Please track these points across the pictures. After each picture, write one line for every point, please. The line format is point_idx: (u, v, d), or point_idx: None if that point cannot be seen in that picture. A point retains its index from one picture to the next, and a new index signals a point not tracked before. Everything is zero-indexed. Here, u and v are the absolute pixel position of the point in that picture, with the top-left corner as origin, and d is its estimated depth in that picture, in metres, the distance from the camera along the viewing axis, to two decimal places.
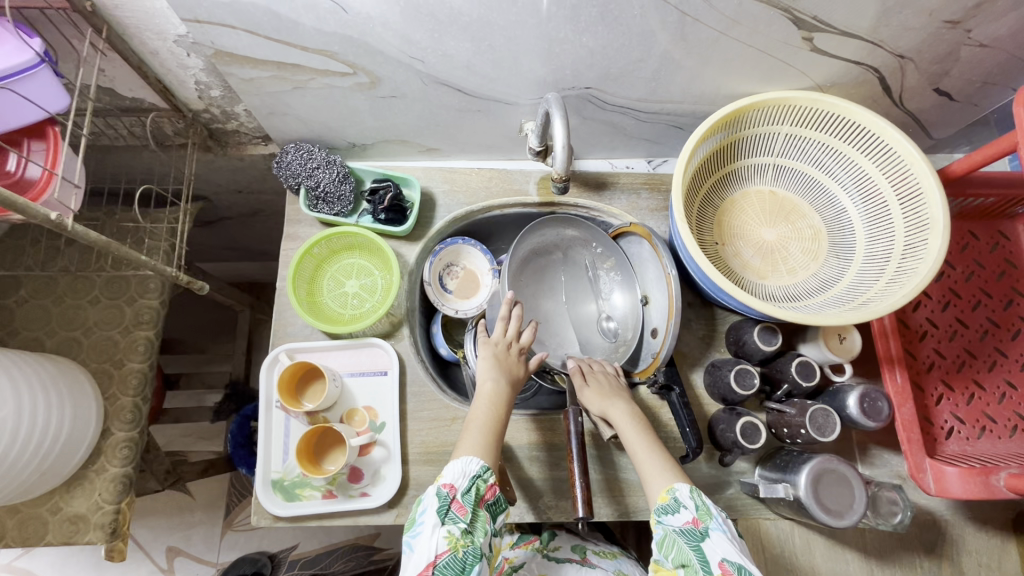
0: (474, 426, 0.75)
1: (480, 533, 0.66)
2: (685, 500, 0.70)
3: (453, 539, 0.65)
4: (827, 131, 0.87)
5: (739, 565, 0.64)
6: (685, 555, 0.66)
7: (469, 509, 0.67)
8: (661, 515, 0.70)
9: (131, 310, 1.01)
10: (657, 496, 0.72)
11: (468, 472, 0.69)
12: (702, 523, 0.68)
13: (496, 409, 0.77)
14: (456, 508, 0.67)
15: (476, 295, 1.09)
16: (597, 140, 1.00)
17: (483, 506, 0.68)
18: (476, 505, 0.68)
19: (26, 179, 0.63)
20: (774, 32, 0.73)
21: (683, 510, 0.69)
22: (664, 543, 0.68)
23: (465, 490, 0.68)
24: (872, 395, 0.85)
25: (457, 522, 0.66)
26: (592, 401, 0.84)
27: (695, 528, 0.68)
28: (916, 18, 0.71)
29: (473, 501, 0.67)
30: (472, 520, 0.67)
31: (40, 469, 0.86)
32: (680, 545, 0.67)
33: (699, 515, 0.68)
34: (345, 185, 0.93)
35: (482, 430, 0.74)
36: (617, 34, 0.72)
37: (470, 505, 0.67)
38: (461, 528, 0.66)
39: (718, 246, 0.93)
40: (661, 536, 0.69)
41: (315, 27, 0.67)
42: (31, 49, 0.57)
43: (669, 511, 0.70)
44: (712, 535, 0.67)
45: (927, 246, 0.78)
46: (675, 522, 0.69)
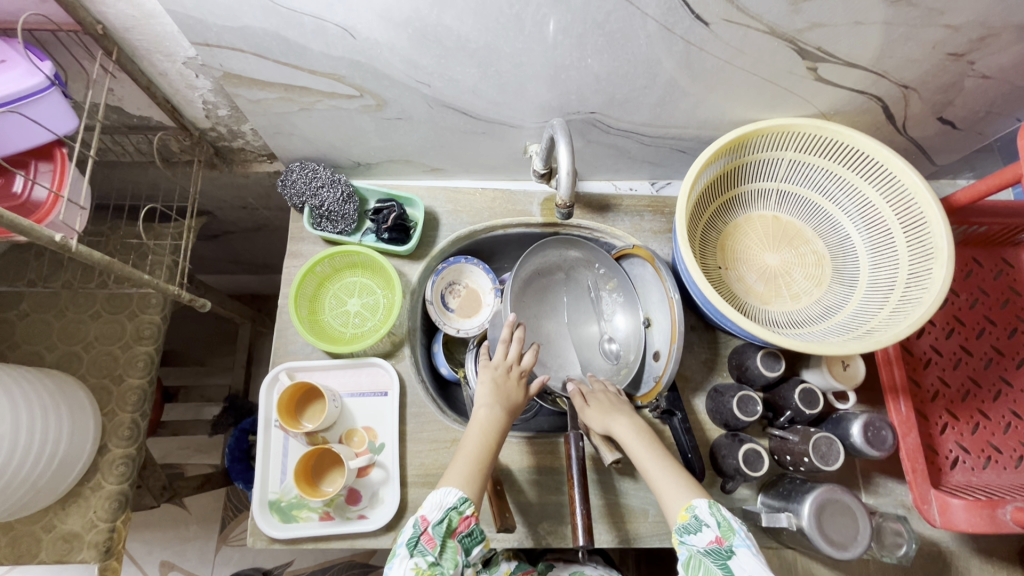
0: (462, 455, 0.74)
1: (449, 564, 0.67)
2: (706, 518, 0.68)
3: (420, 571, 0.65)
4: (831, 158, 0.88)
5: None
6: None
7: (438, 541, 0.67)
8: (683, 535, 0.68)
9: (132, 325, 1.01)
10: (676, 515, 0.70)
11: (444, 505, 0.68)
12: (726, 541, 0.66)
13: (487, 437, 0.76)
14: (426, 540, 0.67)
15: (477, 314, 1.09)
16: (600, 162, 1.01)
17: (455, 538, 0.68)
18: (447, 537, 0.67)
19: (32, 201, 0.63)
20: (778, 61, 0.73)
21: (705, 529, 0.67)
22: (689, 564, 0.67)
23: (437, 522, 0.68)
24: (876, 424, 0.84)
25: (425, 554, 0.67)
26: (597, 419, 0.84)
27: (720, 547, 0.66)
28: (919, 50, 0.72)
29: (445, 533, 0.67)
30: (440, 552, 0.67)
31: (35, 487, 0.85)
32: (707, 566, 0.66)
33: (722, 534, 0.66)
34: (349, 205, 0.94)
35: (468, 461, 0.73)
36: (623, 62, 0.72)
37: (439, 538, 0.67)
38: (429, 561, 0.66)
39: (722, 270, 0.93)
40: (686, 556, 0.68)
41: (323, 51, 0.68)
42: (41, 73, 0.57)
43: (690, 531, 0.68)
44: (739, 553, 0.65)
45: (931, 275, 0.77)
46: (699, 542, 0.67)
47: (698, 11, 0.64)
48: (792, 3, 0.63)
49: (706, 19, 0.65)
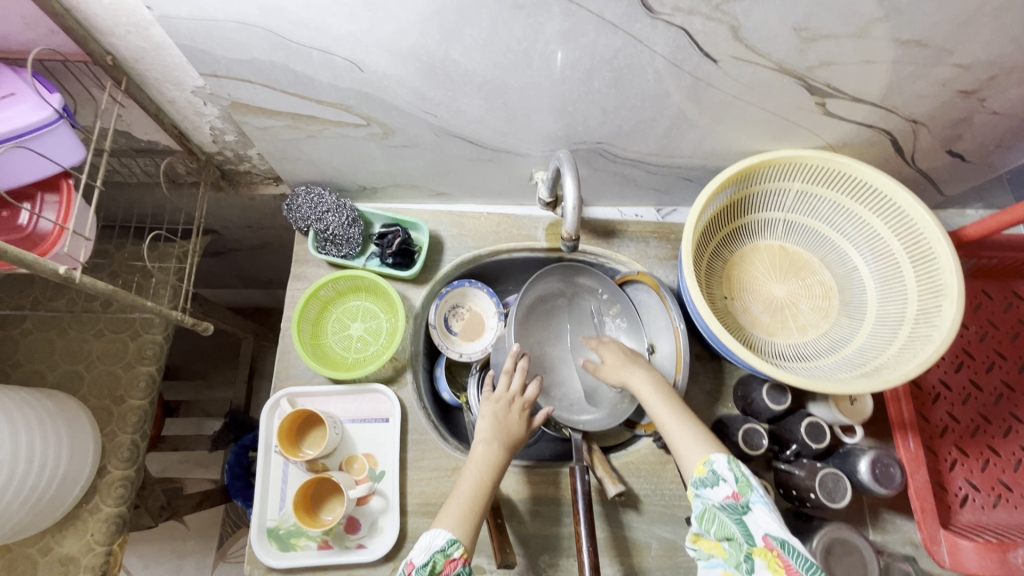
0: (456, 497, 0.74)
1: None
2: (724, 473, 0.68)
3: None
4: (839, 191, 0.87)
5: (782, 540, 0.63)
6: (727, 529, 0.66)
7: None
8: (700, 488, 0.69)
9: (134, 344, 1.01)
10: (693, 468, 0.71)
11: (431, 547, 0.68)
12: (742, 497, 0.67)
13: (483, 476, 0.75)
14: None
15: (481, 337, 1.08)
16: (606, 189, 1.00)
17: None
18: None
19: (38, 232, 0.64)
20: (786, 96, 0.73)
21: (722, 484, 0.68)
22: (704, 516, 0.68)
23: (421, 565, 0.68)
24: (884, 461, 0.82)
25: None
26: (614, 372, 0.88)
27: (735, 503, 0.67)
28: (929, 87, 0.71)
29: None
30: None
31: (33, 512, 0.85)
32: (721, 520, 0.67)
33: (738, 489, 0.67)
34: (354, 229, 0.94)
35: (460, 504, 0.73)
36: (631, 95, 0.72)
37: None
38: None
39: (728, 300, 0.92)
40: (700, 509, 0.69)
41: (331, 83, 0.68)
42: (49, 106, 0.57)
43: (707, 484, 0.69)
44: (754, 509, 0.66)
45: (941, 313, 0.76)
46: (715, 497, 0.68)
47: (706, 49, 0.63)
48: (802, 42, 0.63)
49: (715, 57, 0.65)
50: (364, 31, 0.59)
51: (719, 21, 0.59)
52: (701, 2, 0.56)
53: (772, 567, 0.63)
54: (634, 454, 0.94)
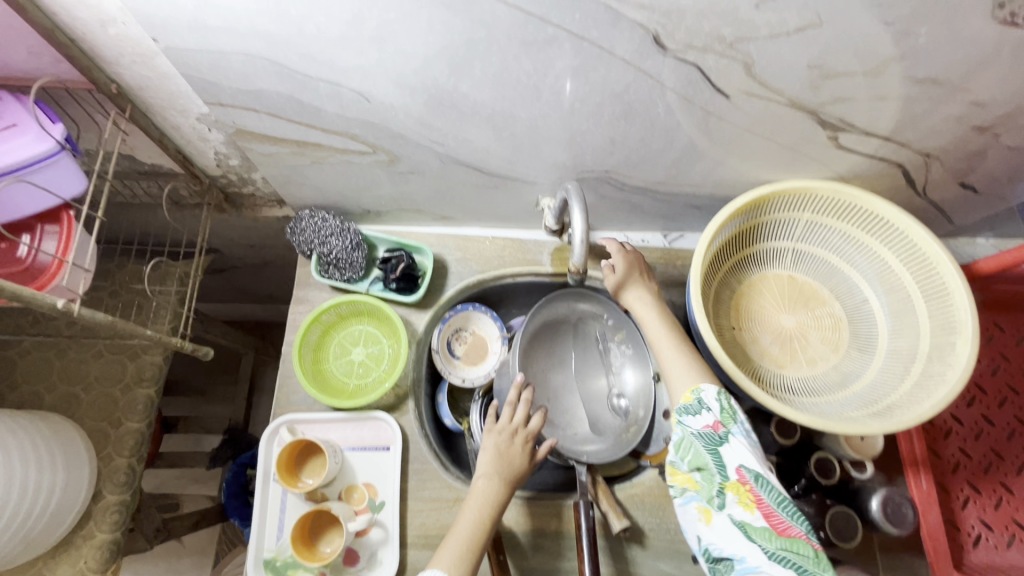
0: (454, 537, 0.72)
1: None
2: (709, 403, 0.67)
3: None
4: (849, 222, 0.86)
5: (756, 475, 0.62)
6: (701, 458, 0.64)
7: None
8: (683, 416, 0.68)
9: (133, 366, 0.99)
10: (681, 397, 0.70)
11: None
12: (723, 428, 0.65)
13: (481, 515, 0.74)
14: None
15: (483, 362, 1.05)
16: (612, 215, 1.00)
17: None
18: None
19: (37, 264, 0.63)
20: (798, 130, 0.72)
21: (705, 413, 0.67)
22: (680, 445, 0.66)
23: None
24: (894, 499, 0.81)
25: None
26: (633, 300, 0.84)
27: (715, 433, 0.65)
28: (943, 123, 0.70)
29: None
30: None
31: (25, 539, 0.83)
32: (697, 449, 0.65)
33: (721, 420, 0.66)
34: (357, 253, 0.93)
35: (457, 546, 0.71)
36: (640, 128, 0.71)
37: None
38: None
39: (736, 330, 0.90)
40: (679, 438, 0.67)
41: (337, 113, 0.67)
42: (50, 138, 0.57)
43: (691, 412, 0.68)
44: (732, 441, 0.64)
45: (955, 352, 0.75)
46: (695, 425, 0.67)
47: (718, 85, 0.63)
48: (815, 79, 0.62)
49: (727, 92, 0.64)
50: (372, 64, 0.59)
51: (733, 59, 0.58)
52: (714, 40, 0.56)
53: (744, 502, 0.60)
54: (639, 486, 0.92)
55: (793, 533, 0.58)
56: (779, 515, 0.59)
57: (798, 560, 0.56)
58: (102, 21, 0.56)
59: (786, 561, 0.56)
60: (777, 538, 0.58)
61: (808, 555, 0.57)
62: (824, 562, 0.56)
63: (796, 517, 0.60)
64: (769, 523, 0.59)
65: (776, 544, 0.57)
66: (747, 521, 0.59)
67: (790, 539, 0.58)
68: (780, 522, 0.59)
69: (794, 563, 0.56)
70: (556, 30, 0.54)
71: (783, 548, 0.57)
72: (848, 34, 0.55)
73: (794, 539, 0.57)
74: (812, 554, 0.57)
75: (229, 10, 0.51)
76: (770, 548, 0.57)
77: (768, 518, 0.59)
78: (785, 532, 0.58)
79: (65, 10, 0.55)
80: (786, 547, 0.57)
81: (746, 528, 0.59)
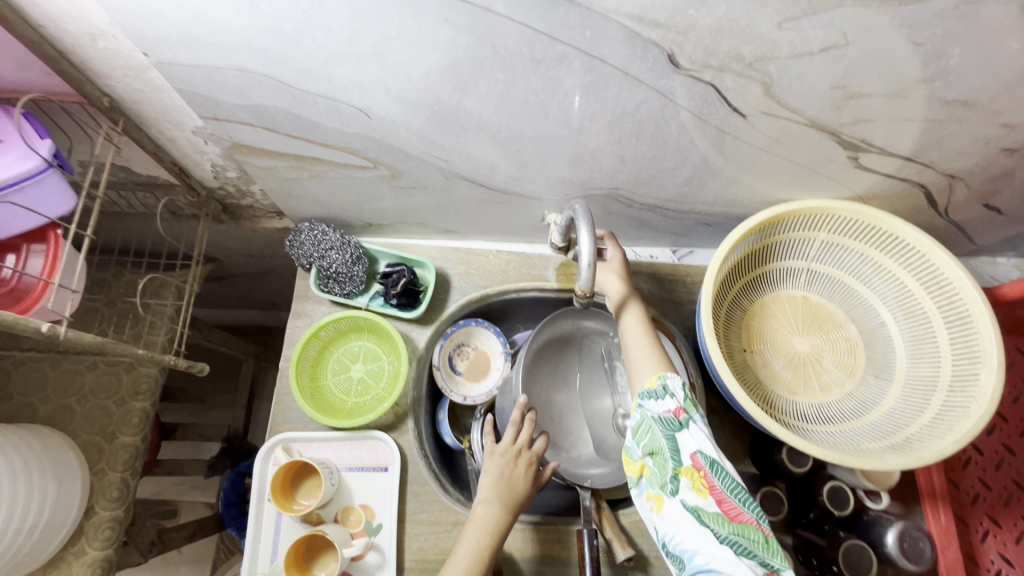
0: (454, 565, 0.70)
1: None
2: (674, 389, 0.65)
3: None
4: (867, 243, 0.83)
5: (712, 461, 0.60)
6: (656, 443, 0.63)
7: None
8: (644, 400, 0.66)
9: (128, 378, 0.98)
10: (645, 382, 0.67)
11: None
12: (684, 414, 0.63)
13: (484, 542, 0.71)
14: None
15: (486, 379, 1.03)
16: (620, 230, 0.97)
17: None
18: None
19: (22, 285, 0.62)
20: (816, 150, 0.69)
21: (668, 398, 0.64)
22: (639, 428, 0.64)
23: None
24: (912, 534, 0.77)
25: None
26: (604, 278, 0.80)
27: (675, 419, 0.63)
28: (971, 145, 0.67)
29: None
30: None
31: (14, 559, 0.81)
32: (654, 432, 0.63)
33: (683, 406, 0.64)
34: (358, 267, 0.90)
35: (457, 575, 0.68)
36: (652, 146, 0.68)
37: None
38: None
39: (747, 352, 0.87)
40: (638, 421, 0.65)
41: (337, 128, 0.65)
42: (37, 155, 0.55)
43: (653, 396, 0.65)
44: (691, 427, 0.62)
45: (978, 383, 0.72)
46: (656, 409, 0.64)
47: (735, 104, 0.60)
48: (837, 100, 0.59)
49: (744, 112, 0.61)
50: (372, 80, 0.56)
51: (752, 78, 0.55)
52: (733, 60, 0.53)
53: (697, 487, 0.59)
54: None
55: (744, 518, 0.58)
56: (731, 501, 0.59)
57: (748, 546, 0.57)
58: (92, 34, 0.53)
59: (737, 547, 0.56)
60: (729, 524, 0.58)
61: (757, 539, 0.58)
62: (774, 547, 0.58)
63: (748, 503, 0.60)
64: (721, 509, 0.58)
65: (728, 530, 0.57)
66: (700, 506, 0.59)
67: (741, 524, 0.58)
68: (732, 508, 0.59)
69: (744, 549, 0.56)
70: (566, 48, 0.51)
71: (733, 533, 0.57)
72: (875, 55, 0.52)
73: (745, 525, 0.58)
74: (761, 539, 0.58)
75: (221, 25, 0.49)
76: (722, 534, 0.57)
77: (720, 504, 0.59)
78: (736, 518, 0.58)
79: (53, 23, 0.53)
80: (737, 533, 0.57)
81: (697, 513, 0.58)
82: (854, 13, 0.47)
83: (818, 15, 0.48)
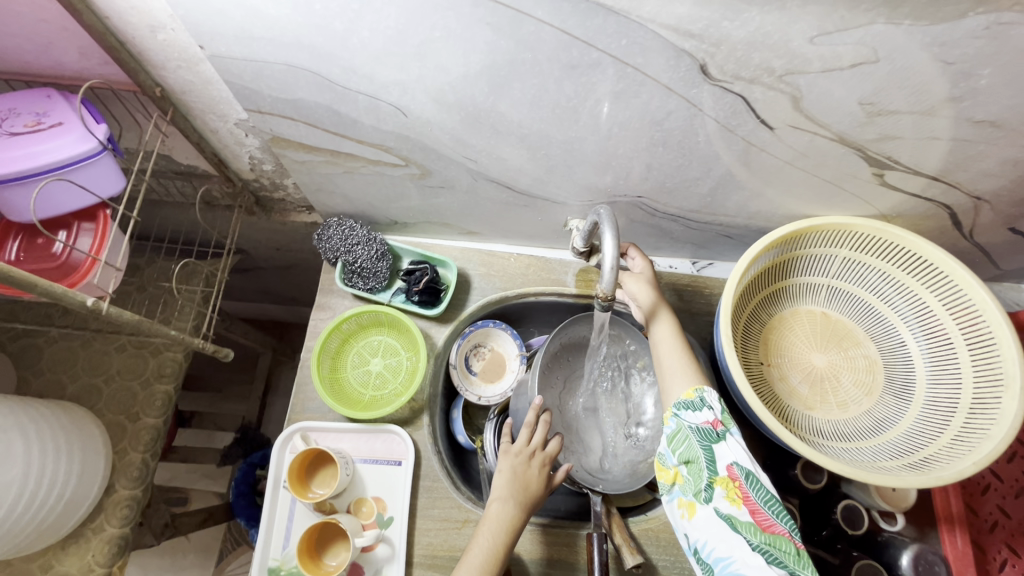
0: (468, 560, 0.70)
1: None
2: (711, 402, 0.66)
3: None
4: (889, 261, 0.83)
5: (747, 471, 0.60)
6: (693, 452, 0.63)
7: None
8: (681, 410, 0.66)
9: (154, 361, 1.00)
10: (680, 393, 0.68)
11: None
12: (722, 427, 0.64)
13: (498, 535, 0.72)
14: None
15: (501, 380, 1.04)
16: (641, 239, 0.98)
17: None
18: None
19: (71, 261, 0.66)
20: (842, 166, 0.70)
21: (706, 410, 0.65)
22: (675, 438, 0.65)
23: None
24: (926, 557, 0.78)
25: None
26: (630, 285, 0.80)
27: (712, 430, 0.64)
28: (998, 166, 0.67)
29: None
30: None
31: (37, 530, 0.83)
32: (691, 442, 0.64)
33: (721, 418, 0.65)
34: (382, 263, 0.93)
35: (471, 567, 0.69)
36: (678, 156, 0.70)
37: None
38: None
39: (764, 365, 0.88)
40: (673, 430, 0.66)
41: (374, 126, 0.67)
42: (93, 138, 0.58)
43: (690, 407, 0.66)
44: (728, 439, 0.63)
45: (999, 407, 0.71)
46: (693, 420, 0.65)
47: (764, 117, 0.61)
48: (865, 116, 0.60)
49: (772, 125, 0.62)
50: (412, 80, 0.58)
51: (781, 91, 0.57)
52: (763, 72, 0.54)
53: (731, 496, 0.60)
54: (653, 520, 0.90)
55: (777, 530, 0.58)
56: (764, 512, 0.59)
57: (780, 556, 0.56)
58: (152, 27, 0.57)
59: (769, 556, 0.56)
60: (761, 533, 0.58)
61: (789, 551, 0.57)
62: (805, 560, 0.57)
63: (782, 516, 0.59)
64: (754, 519, 0.58)
65: (760, 538, 0.57)
66: (733, 515, 0.59)
67: (773, 535, 0.58)
68: (766, 519, 0.59)
69: (776, 558, 0.56)
70: (601, 55, 0.53)
71: (765, 543, 0.57)
72: (904, 72, 0.53)
73: (777, 536, 0.58)
74: (794, 551, 0.57)
75: (275, 22, 0.51)
76: (754, 542, 0.57)
77: (754, 514, 0.59)
78: (768, 529, 0.58)
79: (117, 15, 0.56)
80: (769, 543, 0.57)
81: (732, 522, 0.59)
82: (885, 30, 0.48)
83: (849, 31, 0.49)
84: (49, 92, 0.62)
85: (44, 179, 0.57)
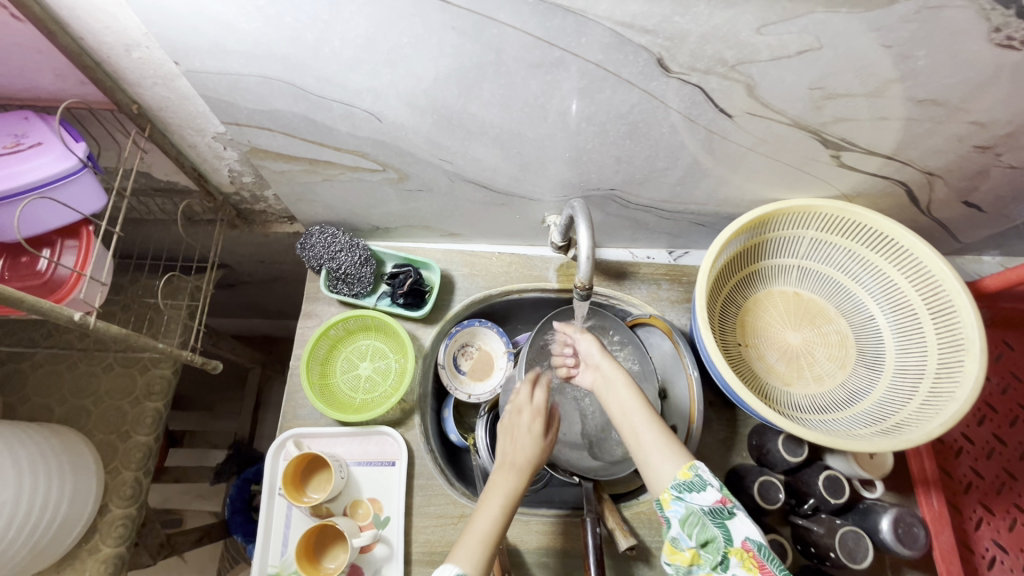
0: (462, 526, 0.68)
1: None
2: (709, 478, 0.65)
3: None
4: (853, 239, 0.87)
5: (760, 543, 0.61)
6: (708, 532, 0.63)
7: None
8: (683, 493, 0.65)
9: (143, 379, 1.00)
10: (676, 472, 0.66)
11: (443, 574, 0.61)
12: (730, 502, 0.64)
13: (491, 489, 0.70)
14: None
15: (489, 378, 1.06)
16: (617, 232, 1.01)
17: None
18: None
19: (55, 278, 0.67)
20: (800, 150, 0.73)
21: (710, 488, 0.64)
22: (687, 521, 0.64)
23: None
24: (906, 519, 0.79)
25: None
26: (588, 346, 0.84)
27: (722, 508, 0.63)
28: (945, 143, 0.71)
29: None
30: None
31: (32, 553, 0.83)
32: (704, 523, 0.63)
33: (724, 494, 0.64)
34: (366, 268, 0.94)
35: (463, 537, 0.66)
36: (645, 147, 0.72)
37: None
38: None
39: (742, 346, 0.91)
40: (683, 514, 0.64)
41: (350, 132, 0.69)
42: (73, 157, 0.60)
43: (692, 489, 0.64)
44: (738, 514, 0.63)
45: (962, 369, 0.74)
46: (701, 501, 0.64)
47: (722, 106, 0.64)
48: (817, 100, 0.63)
49: (730, 113, 0.65)
50: (384, 86, 0.60)
51: (735, 80, 0.60)
52: (717, 63, 0.57)
53: (747, 567, 0.60)
54: (645, 504, 0.93)
55: None
56: None
57: None
58: (127, 45, 0.58)
59: None
60: None
61: None
62: None
63: None
64: None
65: None
66: None
67: None
68: None
69: None
70: (563, 53, 0.56)
71: None
72: (847, 56, 0.57)
73: None
74: None
75: (248, 35, 0.53)
76: None
77: None
78: None
79: (93, 36, 0.58)
80: None
81: None
82: (825, 18, 0.52)
83: (791, 21, 0.52)
84: (26, 114, 0.63)
85: (28, 197, 0.58)
